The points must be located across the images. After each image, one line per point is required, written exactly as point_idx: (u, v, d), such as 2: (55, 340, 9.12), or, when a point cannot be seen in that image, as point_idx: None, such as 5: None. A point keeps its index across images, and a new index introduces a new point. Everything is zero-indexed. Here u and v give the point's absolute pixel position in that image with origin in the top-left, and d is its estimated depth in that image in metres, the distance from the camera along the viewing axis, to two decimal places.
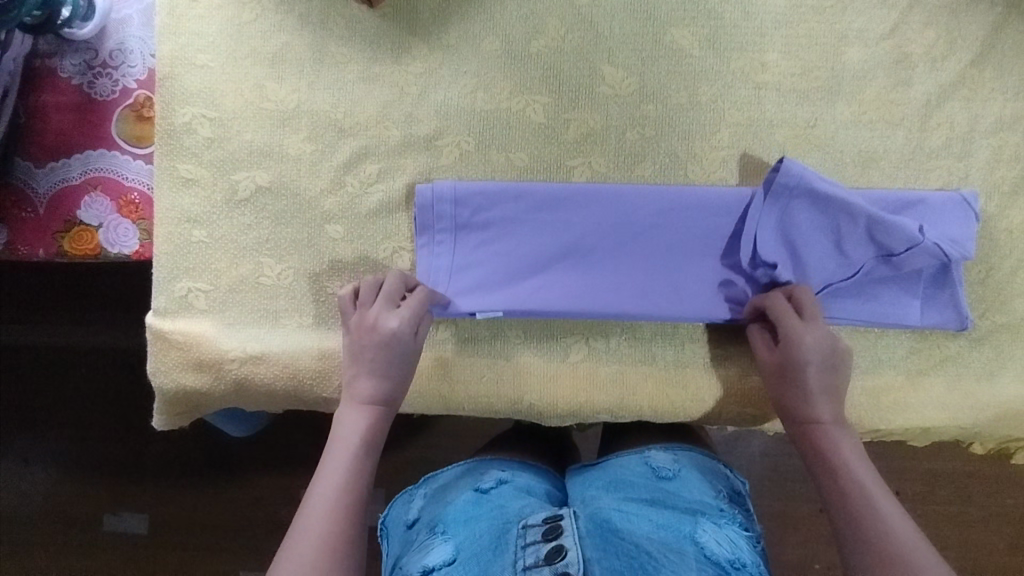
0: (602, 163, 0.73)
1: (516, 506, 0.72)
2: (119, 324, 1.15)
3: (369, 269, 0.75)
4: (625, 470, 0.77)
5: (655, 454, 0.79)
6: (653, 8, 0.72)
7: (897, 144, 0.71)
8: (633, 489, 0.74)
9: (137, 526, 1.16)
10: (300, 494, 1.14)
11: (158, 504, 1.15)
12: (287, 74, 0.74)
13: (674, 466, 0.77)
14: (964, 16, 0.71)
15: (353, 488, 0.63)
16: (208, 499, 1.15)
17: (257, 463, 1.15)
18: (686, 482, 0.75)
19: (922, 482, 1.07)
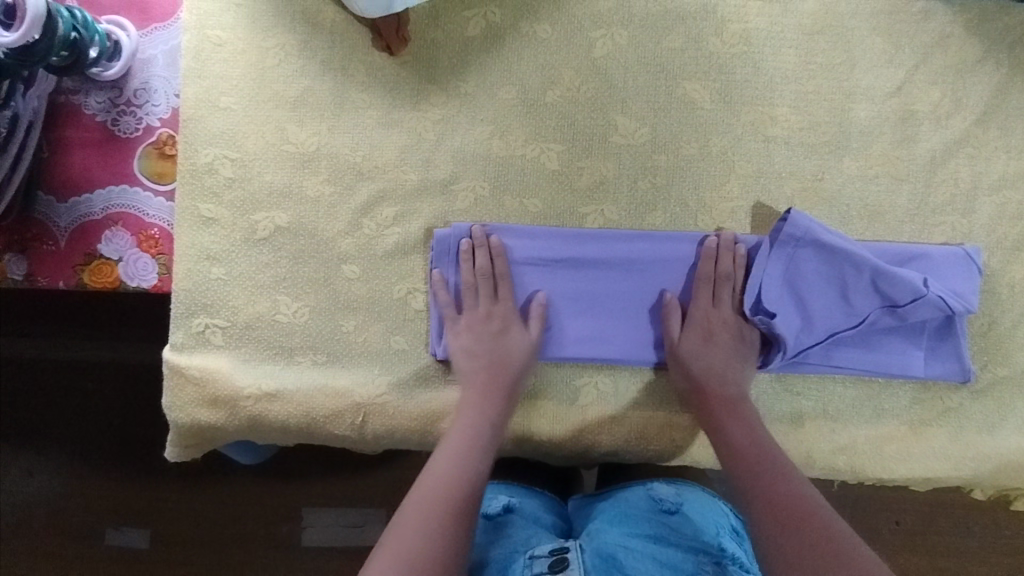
0: (614, 211, 0.75)
1: (523, 536, 0.76)
2: (131, 347, 1.16)
3: (383, 309, 0.76)
4: (630, 501, 0.79)
5: (658, 485, 0.80)
6: (667, 62, 0.74)
7: (902, 199, 0.73)
8: (638, 522, 0.76)
9: (140, 542, 1.16)
10: (304, 514, 1.15)
11: (163, 525, 1.16)
12: (308, 118, 0.76)
13: (677, 499, 0.79)
14: (969, 76, 0.72)
15: (461, 477, 0.65)
16: (213, 522, 1.16)
17: (263, 490, 1.16)
18: (688, 518, 0.77)
19: (919, 519, 1.08)
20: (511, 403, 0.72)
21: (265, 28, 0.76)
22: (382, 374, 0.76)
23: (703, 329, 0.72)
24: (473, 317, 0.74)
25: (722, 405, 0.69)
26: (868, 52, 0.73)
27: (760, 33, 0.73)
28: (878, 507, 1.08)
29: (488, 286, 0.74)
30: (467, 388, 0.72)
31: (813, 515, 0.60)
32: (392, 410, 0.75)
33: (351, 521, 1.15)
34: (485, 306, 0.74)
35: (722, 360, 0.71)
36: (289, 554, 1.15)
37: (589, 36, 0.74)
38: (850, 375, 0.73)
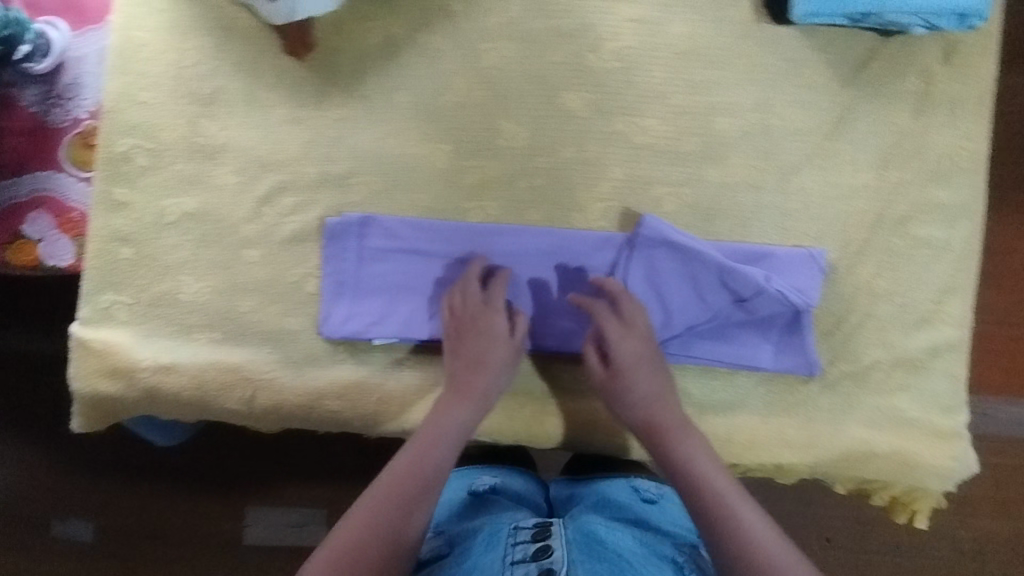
0: (496, 207, 0.81)
1: (509, 514, 0.80)
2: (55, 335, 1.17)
3: (280, 292, 0.82)
4: (612, 490, 0.83)
5: (641, 478, 0.85)
6: (548, 74, 0.80)
7: (758, 206, 0.79)
8: (621, 509, 0.80)
9: (84, 534, 1.14)
10: (246, 512, 1.14)
11: (106, 517, 1.14)
12: (219, 114, 0.82)
13: (657, 492, 0.84)
14: (821, 96, 0.79)
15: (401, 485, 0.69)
16: (154, 513, 1.14)
17: (202, 479, 1.14)
18: (665, 509, 0.82)
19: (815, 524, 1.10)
20: (484, 411, 0.77)
21: (184, 30, 0.83)
22: (275, 352, 0.82)
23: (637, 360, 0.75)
24: (471, 322, 0.77)
25: (671, 430, 0.73)
26: (731, 71, 0.79)
27: (634, 50, 0.80)
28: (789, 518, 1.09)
29: (366, 269, 0.81)
30: (460, 400, 0.76)
31: (771, 559, 0.62)
32: (281, 386, 0.81)
33: (294, 520, 1.14)
34: (474, 306, 0.77)
35: (643, 388, 0.74)
36: (230, 552, 1.14)
37: (479, 48, 0.81)
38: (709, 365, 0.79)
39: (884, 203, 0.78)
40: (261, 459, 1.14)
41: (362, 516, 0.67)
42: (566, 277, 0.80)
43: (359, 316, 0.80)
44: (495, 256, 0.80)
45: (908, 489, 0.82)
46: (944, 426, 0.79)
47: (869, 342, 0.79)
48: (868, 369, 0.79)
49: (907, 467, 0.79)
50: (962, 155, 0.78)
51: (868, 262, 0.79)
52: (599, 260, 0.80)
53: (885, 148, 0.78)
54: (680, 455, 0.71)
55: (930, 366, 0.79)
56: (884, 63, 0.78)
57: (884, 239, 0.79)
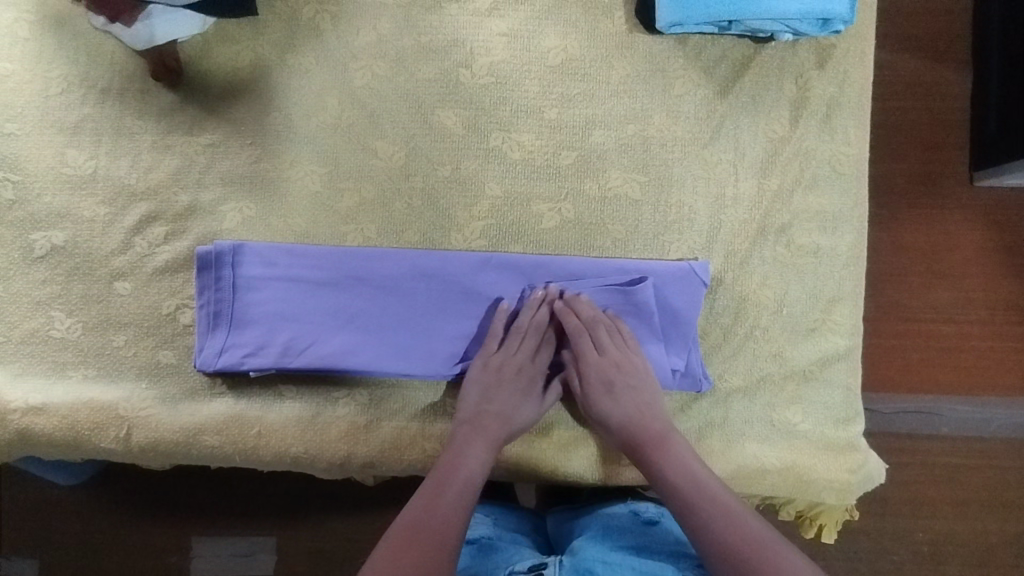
0: (373, 229, 0.79)
1: (506, 555, 0.77)
2: None
3: (153, 325, 0.79)
4: (611, 518, 0.79)
5: (638, 500, 0.82)
6: (421, 92, 0.79)
7: (640, 218, 0.78)
8: (621, 534, 0.77)
9: (24, 574, 1.09)
10: (193, 544, 1.10)
11: (45, 554, 1.09)
12: (87, 143, 0.80)
13: (657, 511, 0.80)
14: (697, 103, 0.77)
15: (436, 516, 0.68)
16: (94, 547, 1.09)
17: (138, 508, 1.09)
18: (668, 527, 0.79)
19: None
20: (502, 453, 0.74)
21: (50, 61, 0.81)
22: (149, 387, 0.78)
23: (602, 380, 0.74)
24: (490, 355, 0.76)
25: (655, 439, 0.71)
26: (604, 83, 0.78)
27: (506, 66, 0.79)
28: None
29: (240, 298, 0.78)
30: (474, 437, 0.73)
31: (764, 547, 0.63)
32: (156, 422, 0.77)
33: (241, 550, 1.10)
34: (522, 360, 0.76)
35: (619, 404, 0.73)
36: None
37: (349, 68, 0.79)
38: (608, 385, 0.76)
39: (766, 211, 0.77)
40: (182, 486, 1.10)
41: (435, 540, 0.66)
42: (449, 301, 0.77)
43: (235, 347, 0.77)
44: (375, 279, 0.77)
45: (809, 503, 0.79)
46: (838, 439, 0.76)
47: (761, 355, 0.76)
48: (762, 383, 0.76)
49: (803, 484, 0.75)
50: (841, 160, 0.76)
51: (755, 272, 0.77)
52: (481, 280, 0.77)
53: (764, 155, 0.77)
54: (669, 455, 0.70)
55: (821, 377, 0.76)
56: (758, 70, 0.77)
57: (769, 248, 0.77)
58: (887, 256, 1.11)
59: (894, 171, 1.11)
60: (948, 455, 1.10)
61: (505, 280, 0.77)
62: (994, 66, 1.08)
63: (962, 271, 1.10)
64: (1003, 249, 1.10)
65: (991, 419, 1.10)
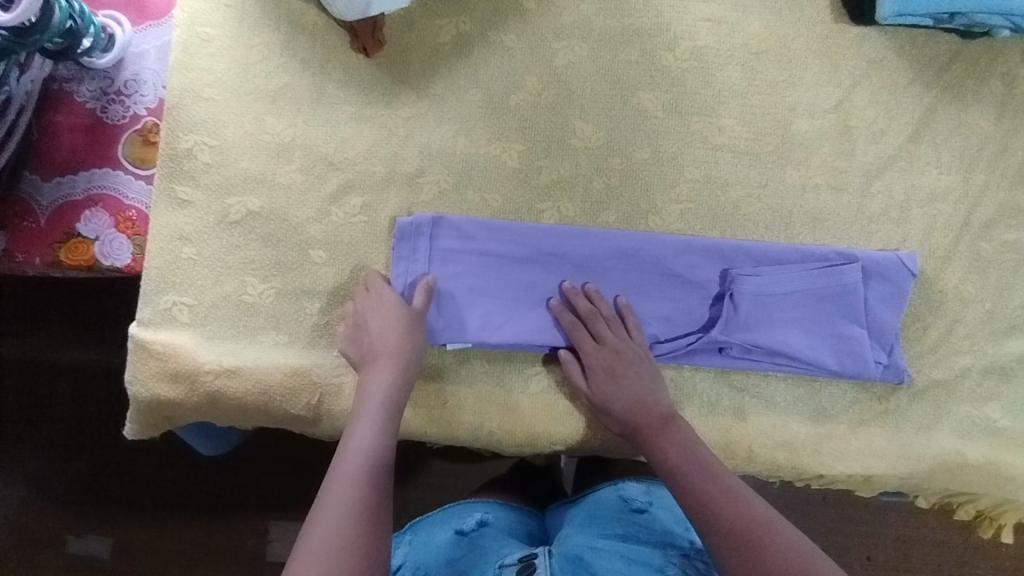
0: (570, 207, 0.79)
1: (495, 549, 0.77)
2: (78, 342, 1.03)
3: (348, 294, 0.79)
4: (601, 502, 0.82)
5: (628, 485, 0.83)
6: (623, 74, 0.80)
7: (840, 207, 0.77)
8: (607, 523, 0.78)
9: (101, 550, 1.02)
10: (270, 527, 1.02)
11: (125, 530, 1.02)
12: (286, 111, 0.81)
13: (646, 499, 0.82)
14: (900, 96, 0.78)
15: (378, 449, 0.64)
16: (172, 525, 1.02)
17: (224, 483, 1.03)
18: (657, 516, 0.79)
19: (899, 551, 1.03)
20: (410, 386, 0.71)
21: (252, 28, 0.81)
22: (340, 356, 0.78)
23: (844, 349, 0.75)
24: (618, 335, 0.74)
25: (654, 429, 0.71)
26: (808, 72, 0.78)
27: (710, 51, 0.79)
28: (851, 539, 1.03)
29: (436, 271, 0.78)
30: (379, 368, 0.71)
31: (773, 529, 0.60)
32: (348, 391, 0.78)
33: None
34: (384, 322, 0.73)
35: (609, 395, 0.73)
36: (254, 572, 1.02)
37: (551, 48, 0.80)
38: (807, 372, 0.76)
39: (970, 206, 0.77)
40: (279, 469, 1.02)
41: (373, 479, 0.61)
42: (648, 284, 0.77)
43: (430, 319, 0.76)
44: (574, 258, 0.77)
45: (995, 501, 0.77)
46: None
47: (960, 349, 0.76)
48: (962, 376, 0.76)
49: (1003, 481, 0.75)
50: None
51: (956, 267, 0.77)
52: (681, 262, 0.77)
53: (968, 151, 0.77)
54: (684, 441, 0.70)
55: (1022, 374, 0.76)
56: (962, 66, 0.78)
57: (972, 243, 0.77)
58: None
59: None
60: None
61: (706, 262, 0.77)
62: None
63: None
64: None
65: None
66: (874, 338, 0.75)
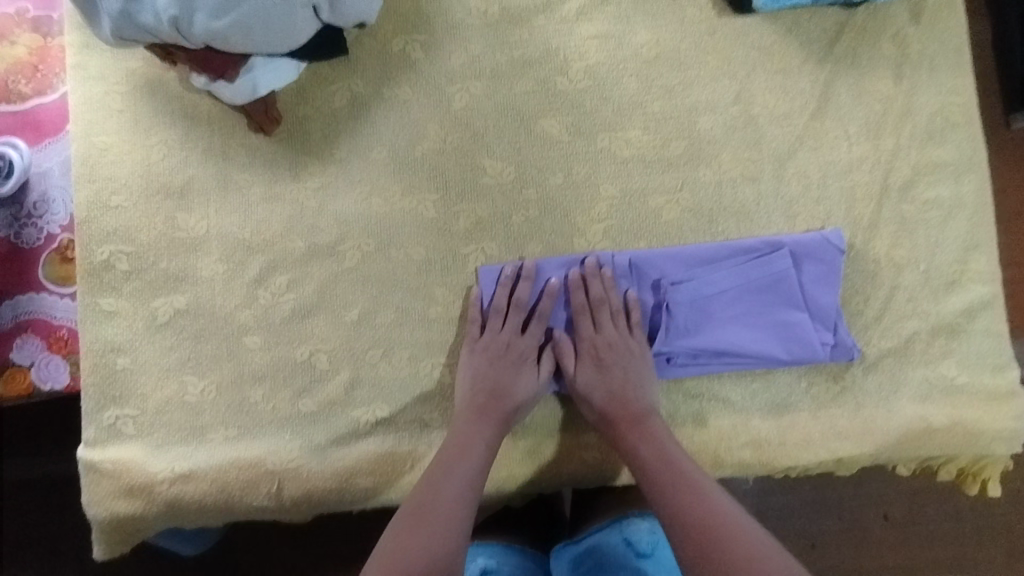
0: (493, 247, 0.78)
1: None
2: (39, 465, 1.00)
3: (288, 375, 0.78)
4: (606, 548, 0.80)
5: (633, 527, 0.80)
6: (522, 105, 0.79)
7: (761, 196, 0.77)
8: None
9: None
10: None
11: None
12: (196, 204, 0.80)
13: (650, 540, 0.79)
14: (796, 76, 0.78)
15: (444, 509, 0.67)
16: None
17: None
18: (659, 561, 0.79)
19: (903, 514, 1.02)
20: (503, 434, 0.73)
21: (147, 128, 0.81)
22: (293, 439, 0.77)
23: (792, 335, 0.74)
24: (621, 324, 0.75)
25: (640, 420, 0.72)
26: (703, 70, 0.79)
27: (602, 67, 0.79)
28: (867, 498, 1.02)
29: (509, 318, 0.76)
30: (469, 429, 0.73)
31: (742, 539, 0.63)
32: (305, 473, 0.76)
33: None
34: (508, 337, 0.75)
35: (619, 377, 0.73)
36: None
37: (446, 92, 0.80)
38: (764, 363, 0.75)
39: (885, 171, 0.76)
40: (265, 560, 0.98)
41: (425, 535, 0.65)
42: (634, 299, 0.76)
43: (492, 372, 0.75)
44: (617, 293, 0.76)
45: (973, 457, 0.76)
46: (1000, 387, 0.75)
47: (903, 315, 0.76)
48: (910, 342, 0.75)
49: (972, 437, 0.74)
50: (951, 110, 0.76)
51: (883, 233, 0.76)
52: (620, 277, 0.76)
53: (873, 117, 0.77)
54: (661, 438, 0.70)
55: (971, 327, 0.75)
56: (853, 35, 0.78)
57: (895, 206, 0.76)
58: None
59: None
60: None
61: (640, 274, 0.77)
62: None
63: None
64: None
65: None
66: (818, 319, 0.75)
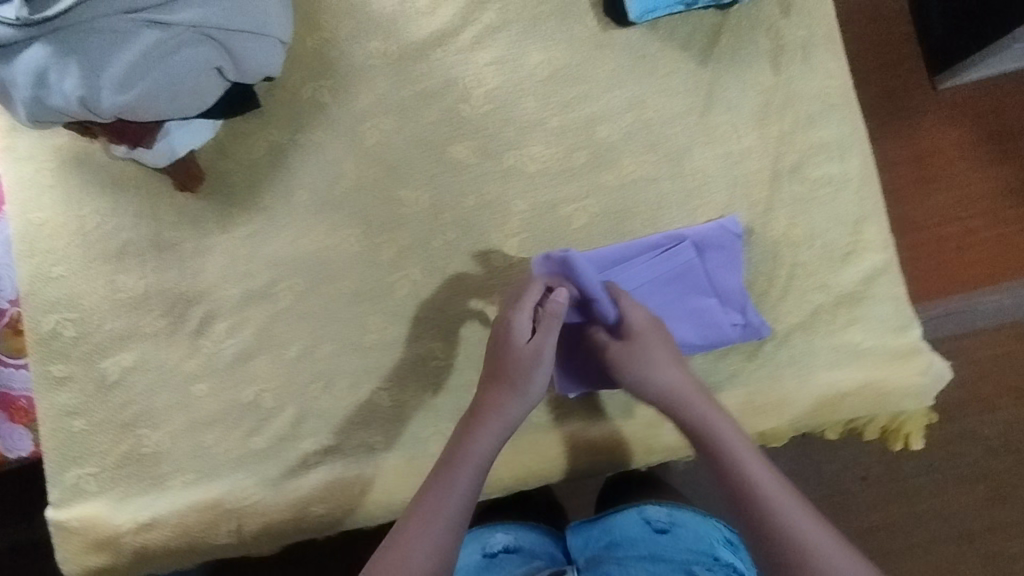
0: (418, 272, 0.83)
1: None
2: (19, 529, 1.04)
3: (238, 416, 0.82)
4: (624, 525, 0.84)
5: (648, 507, 0.86)
6: (430, 134, 0.83)
7: (664, 194, 0.82)
8: (632, 546, 0.81)
9: None
10: None
11: None
12: (133, 265, 0.84)
13: (668, 520, 0.84)
14: (683, 78, 0.82)
15: (451, 516, 0.64)
16: None
17: None
18: (679, 535, 0.82)
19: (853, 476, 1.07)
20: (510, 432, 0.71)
21: (80, 198, 0.85)
22: (248, 477, 0.81)
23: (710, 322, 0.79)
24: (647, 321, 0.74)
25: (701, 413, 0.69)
26: (596, 81, 0.83)
27: (501, 89, 0.83)
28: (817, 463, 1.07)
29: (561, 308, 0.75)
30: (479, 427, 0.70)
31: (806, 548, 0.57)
32: (263, 507, 0.80)
33: None
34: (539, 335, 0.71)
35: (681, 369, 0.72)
36: None
37: (357, 131, 0.84)
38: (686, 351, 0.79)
39: (775, 157, 0.81)
40: None
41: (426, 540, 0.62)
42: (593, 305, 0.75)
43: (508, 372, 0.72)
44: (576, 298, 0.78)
45: (889, 415, 0.81)
46: (903, 346, 0.80)
47: (807, 290, 0.80)
48: (816, 315, 0.80)
49: (881, 397, 0.79)
50: (829, 93, 0.81)
51: (779, 215, 0.81)
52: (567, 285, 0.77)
53: (759, 107, 0.82)
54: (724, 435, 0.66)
55: (869, 294, 0.80)
56: (731, 33, 0.82)
57: (787, 189, 0.81)
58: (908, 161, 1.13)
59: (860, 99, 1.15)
60: (1012, 338, 1.13)
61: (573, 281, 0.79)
62: None
63: (957, 165, 1.12)
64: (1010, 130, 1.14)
65: None
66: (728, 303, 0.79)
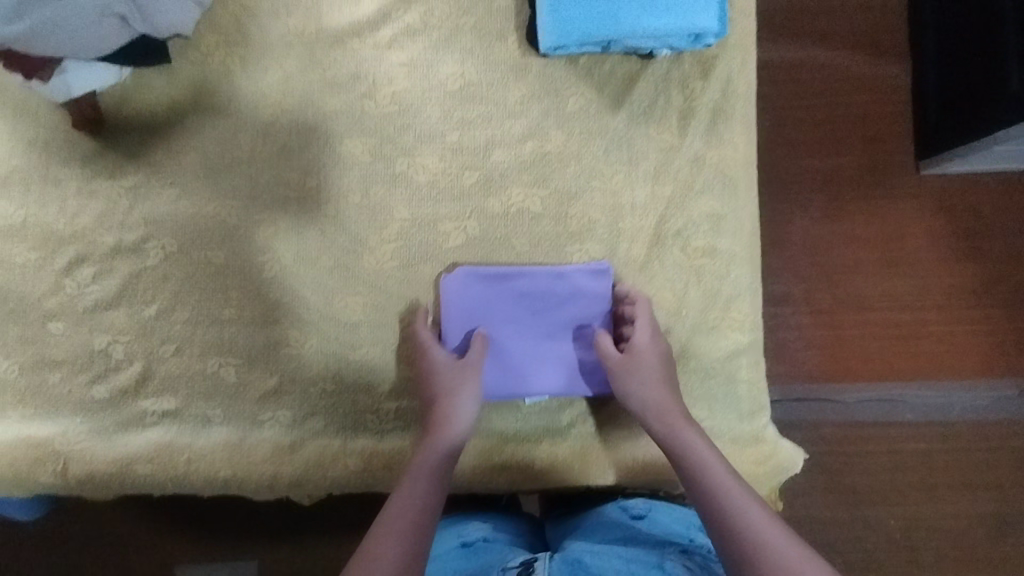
0: (289, 258, 0.83)
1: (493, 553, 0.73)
2: None
3: (85, 363, 0.82)
4: (601, 514, 0.79)
5: (625, 498, 0.81)
6: (330, 124, 0.83)
7: (544, 231, 0.81)
8: (607, 530, 0.76)
9: None
10: None
11: None
12: (16, 193, 0.84)
13: (645, 507, 0.79)
14: (589, 119, 0.81)
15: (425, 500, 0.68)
16: None
17: (37, 557, 1.02)
18: (655, 519, 0.76)
19: None
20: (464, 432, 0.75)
21: None
22: (84, 423, 0.82)
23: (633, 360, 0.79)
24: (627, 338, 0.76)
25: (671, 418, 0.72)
26: (502, 104, 0.82)
27: (409, 94, 0.83)
28: None
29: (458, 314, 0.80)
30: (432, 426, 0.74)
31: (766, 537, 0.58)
32: (91, 456, 0.81)
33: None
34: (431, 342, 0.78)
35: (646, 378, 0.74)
36: None
37: (259, 107, 0.84)
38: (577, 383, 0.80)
39: (661, 217, 0.80)
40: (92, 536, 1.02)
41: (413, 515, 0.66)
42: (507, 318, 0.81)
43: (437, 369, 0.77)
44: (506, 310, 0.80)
45: None
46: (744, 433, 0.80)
47: None
48: None
49: None
50: (728, 164, 0.80)
51: (651, 276, 0.80)
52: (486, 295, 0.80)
53: (656, 164, 0.80)
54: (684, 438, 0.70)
55: (724, 372, 0.79)
56: (645, 84, 0.81)
57: (666, 252, 0.80)
58: (845, 244, 1.14)
59: (843, 164, 1.14)
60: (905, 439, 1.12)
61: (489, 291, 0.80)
62: (931, 66, 1.11)
63: (918, 258, 1.14)
64: (954, 234, 1.14)
65: (953, 404, 1.12)
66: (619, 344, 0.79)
